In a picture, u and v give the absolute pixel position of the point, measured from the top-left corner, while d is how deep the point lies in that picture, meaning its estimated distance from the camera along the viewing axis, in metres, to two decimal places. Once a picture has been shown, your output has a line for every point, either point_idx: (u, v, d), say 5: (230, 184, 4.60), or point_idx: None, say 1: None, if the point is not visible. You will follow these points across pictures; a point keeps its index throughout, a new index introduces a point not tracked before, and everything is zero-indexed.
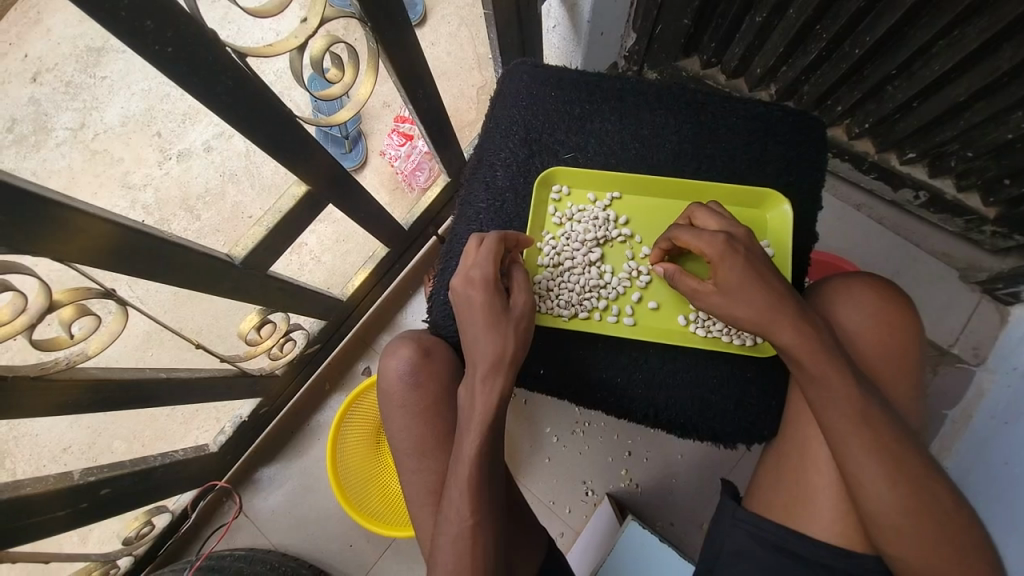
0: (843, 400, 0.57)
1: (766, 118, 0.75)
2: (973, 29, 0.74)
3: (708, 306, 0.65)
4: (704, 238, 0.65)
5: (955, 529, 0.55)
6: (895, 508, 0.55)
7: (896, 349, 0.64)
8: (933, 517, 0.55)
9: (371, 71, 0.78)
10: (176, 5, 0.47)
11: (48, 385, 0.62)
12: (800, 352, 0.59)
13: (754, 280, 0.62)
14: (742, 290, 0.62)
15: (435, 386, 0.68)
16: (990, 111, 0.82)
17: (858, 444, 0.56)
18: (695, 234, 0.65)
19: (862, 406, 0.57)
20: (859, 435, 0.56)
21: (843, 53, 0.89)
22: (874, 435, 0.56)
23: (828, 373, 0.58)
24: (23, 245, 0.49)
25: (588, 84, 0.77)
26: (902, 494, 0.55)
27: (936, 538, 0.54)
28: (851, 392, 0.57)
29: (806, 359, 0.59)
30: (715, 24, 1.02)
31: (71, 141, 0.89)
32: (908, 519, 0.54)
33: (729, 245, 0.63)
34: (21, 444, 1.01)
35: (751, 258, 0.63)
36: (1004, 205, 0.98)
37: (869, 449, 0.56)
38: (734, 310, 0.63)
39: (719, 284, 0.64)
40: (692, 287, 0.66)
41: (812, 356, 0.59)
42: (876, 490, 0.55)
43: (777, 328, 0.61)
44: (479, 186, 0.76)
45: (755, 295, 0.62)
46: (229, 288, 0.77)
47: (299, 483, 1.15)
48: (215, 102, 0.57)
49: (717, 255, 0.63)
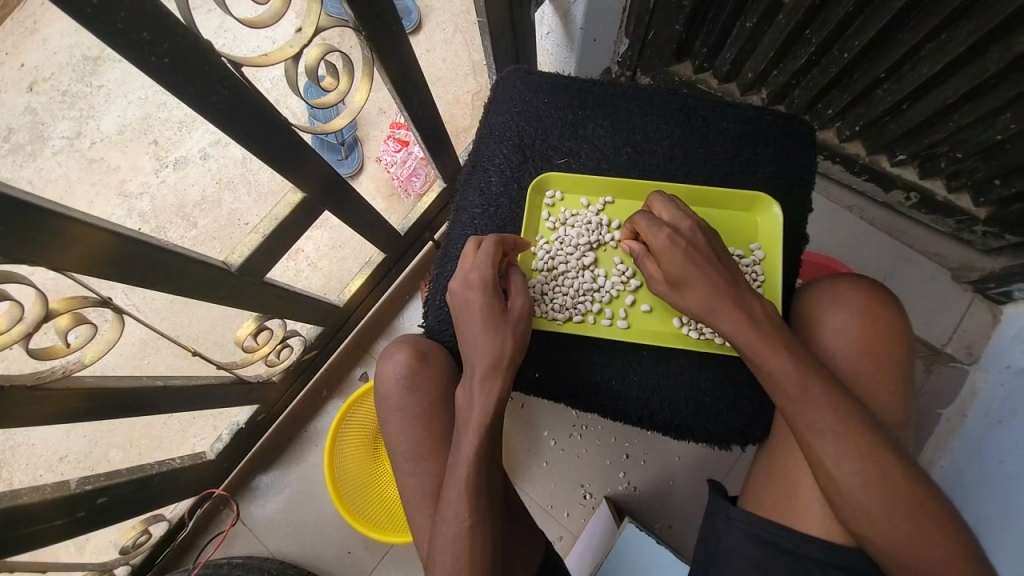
0: (791, 383, 0.58)
1: (756, 122, 0.76)
2: (959, 32, 0.75)
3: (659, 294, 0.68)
4: (654, 229, 0.66)
5: (935, 517, 0.54)
6: (872, 496, 0.55)
7: (871, 348, 0.64)
8: (913, 505, 0.54)
9: (366, 79, 0.79)
10: (171, 15, 0.48)
11: (45, 394, 0.62)
12: (740, 337, 0.61)
13: (691, 270, 0.64)
14: (686, 280, 0.64)
15: (431, 389, 0.68)
16: (978, 113, 0.84)
17: (829, 435, 0.56)
18: (649, 223, 0.67)
19: (808, 388, 0.57)
20: (821, 422, 0.56)
21: (832, 57, 0.90)
22: (850, 422, 0.56)
23: (770, 355, 0.59)
24: (20, 255, 0.50)
25: (580, 90, 0.78)
26: (878, 480, 0.55)
27: (915, 528, 0.54)
28: (800, 374, 0.58)
29: (744, 340, 0.61)
30: (706, 29, 1.03)
31: (67, 150, 0.97)
32: (885, 506, 0.54)
33: (672, 237, 0.65)
34: (18, 454, 1.03)
35: (694, 247, 0.65)
36: (994, 205, 0.99)
37: (838, 441, 0.56)
38: (680, 299, 0.65)
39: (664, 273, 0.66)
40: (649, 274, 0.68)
41: (752, 341, 0.60)
42: (850, 476, 0.55)
43: (718, 314, 0.63)
44: (473, 192, 0.77)
45: (696, 282, 0.64)
46: (226, 294, 0.77)
47: (297, 490, 1.15)
48: (211, 111, 0.57)
49: (660, 246, 0.65)
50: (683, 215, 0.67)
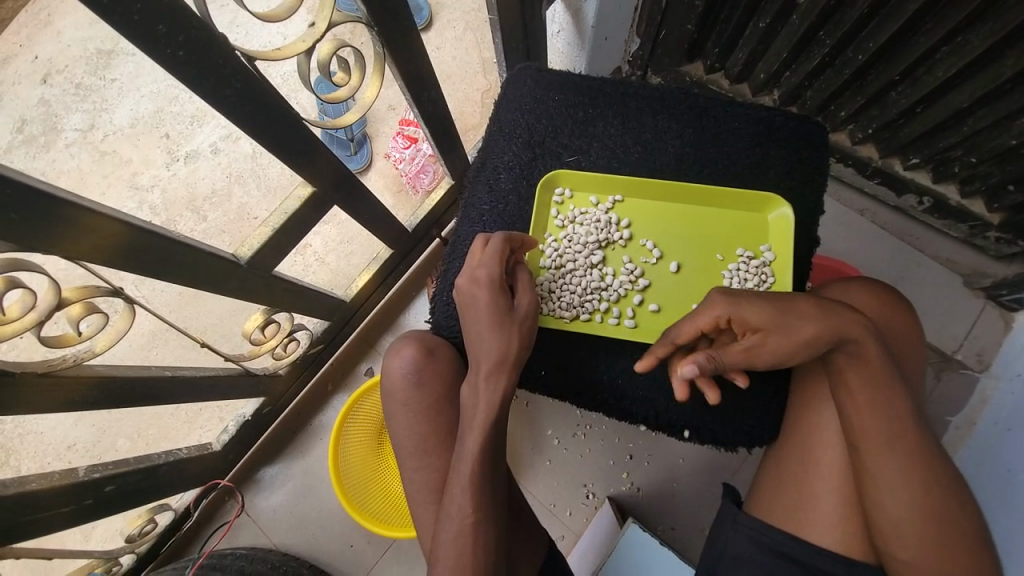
0: (885, 411, 0.56)
1: (768, 123, 0.75)
2: (976, 35, 0.74)
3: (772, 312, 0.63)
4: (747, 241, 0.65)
5: (969, 548, 0.55)
6: (919, 527, 0.55)
7: (915, 375, 0.64)
8: (950, 533, 0.55)
9: (377, 75, 0.79)
10: (187, 9, 0.48)
11: (56, 383, 0.63)
12: (845, 358, 0.59)
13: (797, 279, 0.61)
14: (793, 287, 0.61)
15: (438, 385, 0.68)
16: (994, 118, 0.82)
17: (901, 465, 0.55)
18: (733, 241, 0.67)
19: (898, 418, 0.56)
20: (893, 452, 0.56)
21: (845, 59, 0.89)
22: (909, 445, 0.56)
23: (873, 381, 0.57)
24: (35, 243, 0.50)
25: (591, 88, 0.78)
26: (925, 506, 0.55)
27: (951, 556, 0.54)
28: (896, 404, 0.57)
29: (857, 363, 0.58)
30: (718, 29, 1.02)
31: (80, 142, 1.01)
32: (925, 532, 0.55)
33: (763, 245, 0.63)
34: (26, 442, 1.05)
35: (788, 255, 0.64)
36: (1008, 211, 0.98)
37: (906, 473, 0.55)
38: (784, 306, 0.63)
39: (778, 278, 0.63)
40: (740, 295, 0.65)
41: (861, 365, 0.58)
42: (898, 499, 0.55)
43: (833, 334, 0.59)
44: (482, 189, 0.77)
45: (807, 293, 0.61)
46: (235, 287, 0.77)
47: (301, 483, 1.15)
48: (224, 105, 0.58)
49: None
50: None
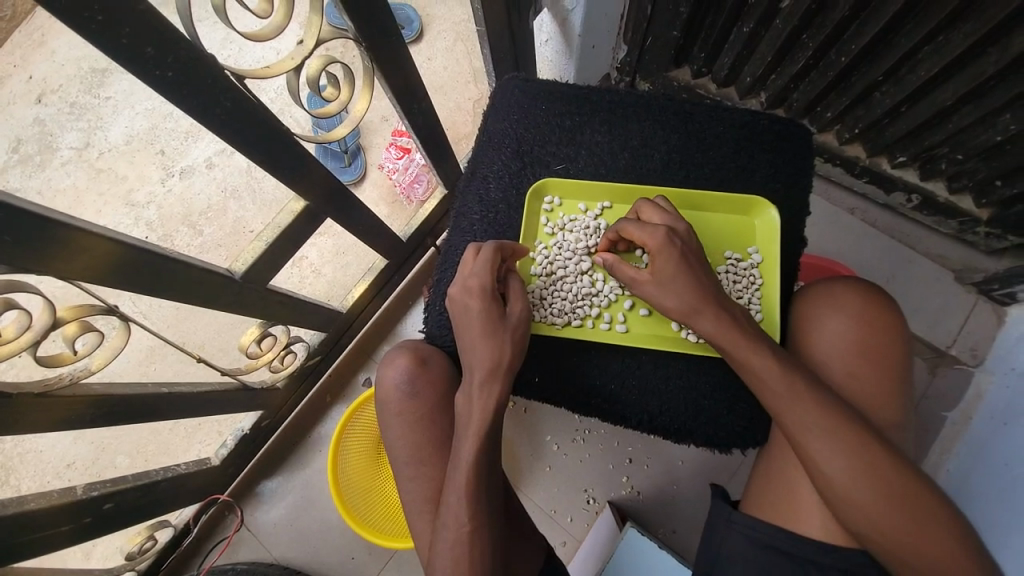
0: (774, 382, 0.59)
1: (752, 127, 0.76)
2: (957, 35, 0.75)
3: (643, 294, 0.67)
4: (647, 229, 0.66)
5: (929, 517, 0.54)
6: (862, 492, 0.54)
7: (868, 348, 0.64)
8: (911, 505, 0.54)
9: (366, 88, 0.80)
10: (177, 31, 0.49)
11: (52, 401, 0.63)
12: (721, 338, 0.62)
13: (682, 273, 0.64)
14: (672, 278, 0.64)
15: (432, 394, 0.69)
16: (977, 115, 0.84)
17: (817, 432, 0.56)
18: (641, 227, 0.66)
19: (792, 385, 0.58)
20: (802, 419, 0.57)
21: (829, 61, 0.90)
22: (839, 417, 0.56)
23: (750, 356, 0.60)
24: (29, 263, 0.51)
25: (578, 97, 0.79)
26: (870, 477, 0.55)
27: (914, 528, 0.53)
28: (783, 372, 0.59)
29: (727, 343, 0.62)
30: (704, 35, 1.04)
31: (76, 161, 1.03)
32: (878, 503, 0.54)
33: (669, 238, 0.65)
34: (26, 461, 1.04)
35: (688, 253, 0.65)
36: (996, 206, 0.99)
37: (827, 439, 0.56)
38: (661, 299, 0.65)
39: (654, 274, 0.65)
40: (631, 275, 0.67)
41: (735, 342, 0.61)
42: (837, 473, 0.55)
43: (700, 318, 0.63)
44: (473, 198, 0.77)
45: (682, 284, 0.64)
46: (230, 301, 0.78)
47: (300, 496, 1.15)
48: (216, 122, 0.59)
49: (657, 246, 0.65)
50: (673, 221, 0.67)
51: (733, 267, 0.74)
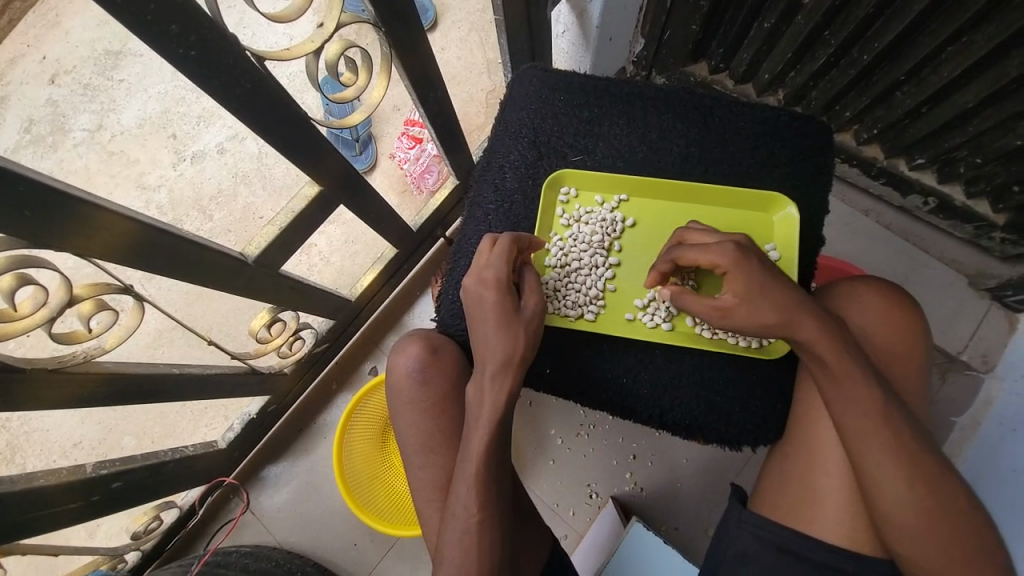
0: (861, 401, 0.57)
1: (773, 122, 0.75)
2: (981, 36, 0.74)
3: (730, 320, 0.63)
4: (710, 250, 0.65)
5: (959, 527, 0.54)
6: (915, 514, 0.54)
7: (906, 355, 0.64)
8: (940, 514, 0.54)
9: (383, 75, 0.79)
10: (199, 9, 0.49)
11: (66, 378, 0.63)
12: (820, 349, 0.59)
13: (768, 284, 0.62)
14: (761, 293, 0.62)
15: (443, 383, 0.68)
16: (999, 118, 0.82)
17: (888, 455, 0.55)
18: (700, 250, 0.65)
19: (876, 407, 0.57)
20: (871, 439, 0.56)
21: (850, 59, 0.89)
22: (897, 436, 0.56)
23: (847, 372, 0.58)
24: (46, 240, 0.51)
25: (596, 88, 0.78)
26: (921, 498, 0.55)
27: (943, 536, 0.54)
28: (869, 390, 0.57)
29: (827, 356, 0.59)
30: (723, 30, 1.03)
31: (89, 142, 1.04)
32: (927, 521, 0.54)
33: (740, 252, 0.64)
34: (32, 439, 1.07)
35: (764, 264, 0.64)
36: (1014, 211, 0.98)
37: (893, 462, 0.55)
38: (755, 317, 0.62)
39: (738, 293, 0.63)
40: (709, 305, 0.64)
41: (835, 355, 0.59)
42: (895, 493, 0.55)
43: (800, 325, 0.60)
44: (488, 188, 0.77)
45: (772, 293, 0.62)
46: (243, 285, 0.78)
47: (305, 481, 1.16)
48: (235, 104, 0.58)
49: (729, 263, 0.63)
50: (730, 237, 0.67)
51: None
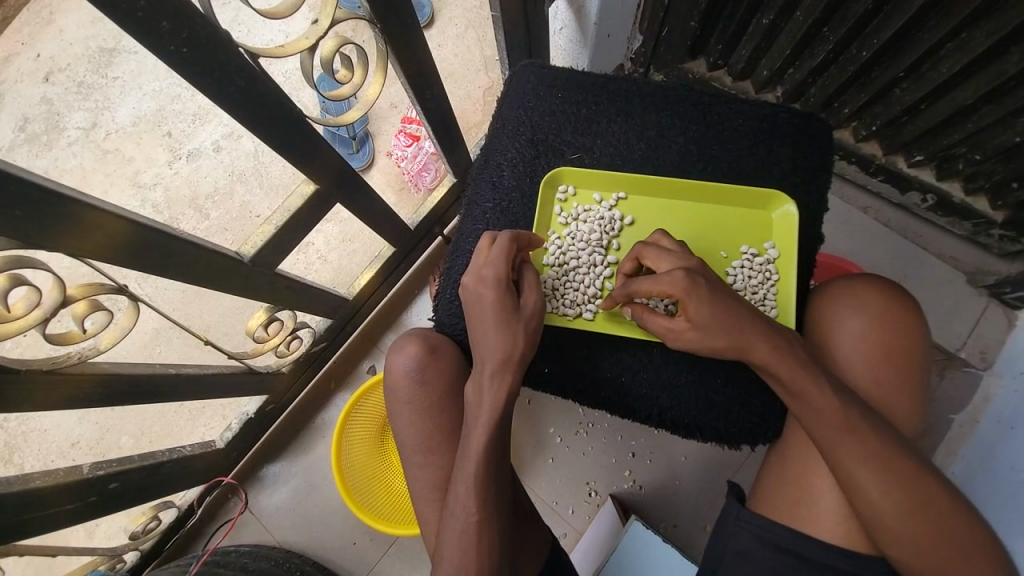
0: (827, 410, 0.57)
1: (772, 120, 0.75)
2: (980, 32, 0.74)
3: (685, 345, 0.63)
4: (662, 280, 0.63)
5: (954, 527, 0.55)
6: (900, 516, 0.54)
7: (896, 356, 0.64)
8: (935, 513, 0.55)
9: (379, 73, 0.78)
10: (190, 5, 0.48)
11: (60, 380, 0.63)
12: (774, 367, 0.60)
13: (715, 310, 0.61)
14: (713, 323, 0.61)
15: (442, 382, 0.68)
16: (997, 115, 0.82)
17: (866, 460, 0.55)
18: (653, 280, 0.63)
19: (844, 414, 0.57)
20: (846, 445, 0.56)
21: (849, 55, 0.89)
22: (874, 440, 0.56)
23: (804, 386, 0.58)
24: (39, 240, 0.50)
25: (594, 85, 0.78)
26: (905, 500, 0.55)
27: (937, 537, 0.54)
28: (833, 400, 0.57)
29: (782, 374, 0.59)
30: (721, 26, 1.02)
31: (83, 140, 1.03)
32: (912, 522, 0.54)
33: (692, 281, 0.61)
34: (30, 439, 1.07)
35: (714, 289, 0.62)
36: (1012, 208, 0.97)
37: (872, 466, 0.55)
38: (708, 344, 0.62)
39: (692, 321, 0.62)
40: (664, 326, 0.64)
41: (790, 372, 0.59)
42: (878, 496, 0.55)
43: (751, 348, 0.61)
44: (486, 186, 0.77)
45: (726, 322, 0.61)
46: (239, 285, 0.77)
47: (304, 480, 1.16)
48: (229, 101, 0.58)
49: (682, 293, 0.61)
50: (684, 258, 0.66)
51: (749, 261, 0.74)
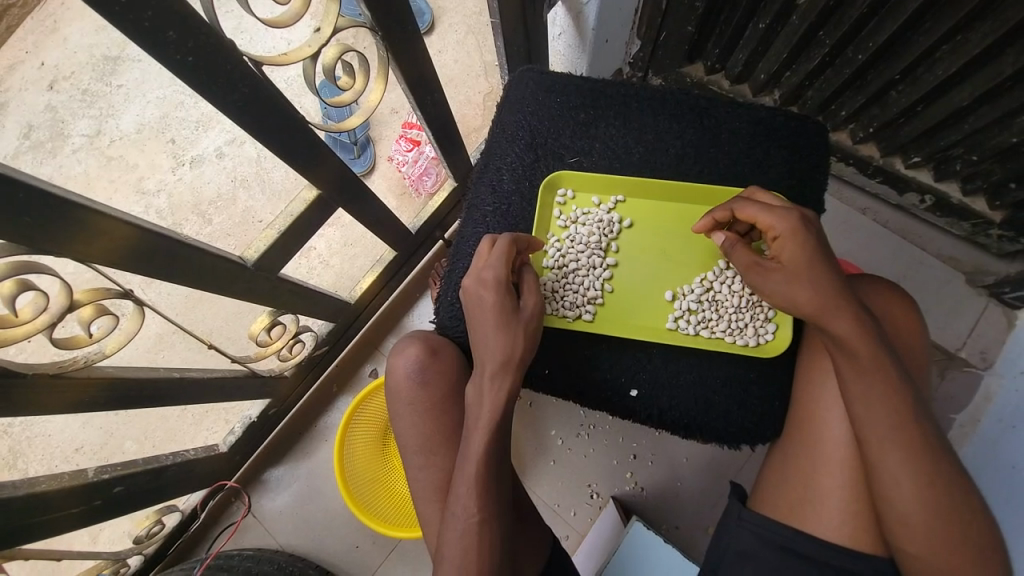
0: (886, 398, 0.57)
1: (769, 122, 0.76)
2: (975, 34, 0.74)
3: (766, 286, 0.66)
4: (776, 213, 0.65)
5: (971, 527, 0.55)
6: (928, 516, 0.55)
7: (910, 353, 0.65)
8: (947, 510, 0.55)
9: (381, 78, 0.80)
10: (196, 16, 0.49)
11: (67, 384, 0.64)
12: (853, 342, 0.59)
13: (814, 265, 0.62)
14: (806, 270, 0.62)
15: (442, 384, 0.69)
16: (994, 116, 0.83)
17: (905, 456, 0.55)
18: (765, 209, 0.65)
19: (896, 405, 0.56)
20: (892, 440, 0.56)
21: (845, 58, 0.90)
22: (915, 437, 0.56)
23: (872, 366, 0.58)
24: (45, 246, 0.51)
25: (592, 90, 0.79)
26: (932, 498, 0.55)
27: (949, 533, 0.55)
28: (892, 388, 0.57)
29: (856, 348, 0.58)
30: (719, 31, 1.03)
31: (87, 148, 1.05)
32: (938, 522, 0.55)
33: (804, 223, 0.64)
34: (34, 444, 1.07)
35: (820, 241, 0.63)
36: (1010, 208, 0.98)
37: (907, 463, 0.55)
38: (792, 293, 0.63)
39: (784, 261, 0.64)
40: (751, 260, 0.67)
41: (864, 349, 0.58)
42: (910, 494, 0.55)
43: (832, 318, 0.60)
44: (486, 190, 0.77)
45: (816, 272, 0.62)
46: (243, 289, 0.78)
47: (307, 484, 1.16)
48: (234, 109, 0.59)
49: (785, 231, 0.64)
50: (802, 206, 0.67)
51: None
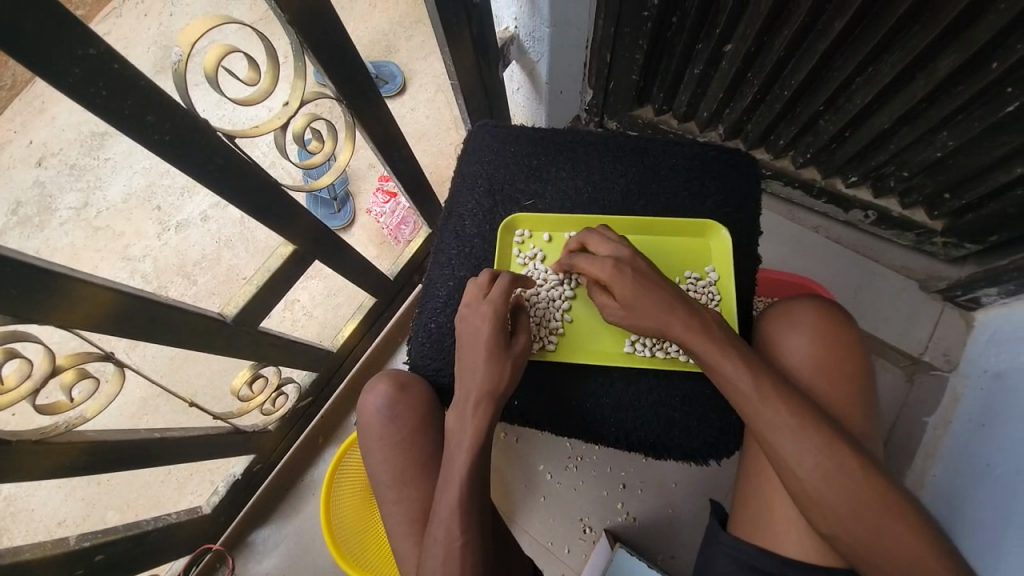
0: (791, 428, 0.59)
1: (702, 158, 0.83)
2: (885, 65, 0.82)
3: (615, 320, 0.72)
4: (596, 263, 0.72)
5: (921, 541, 0.57)
6: (868, 532, 0.57)
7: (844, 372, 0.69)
8: (890, 529, 0.56)
9: (349, 140, 0.87)
10: (174, 101, 0.55)
11: (47, 448, 0.64)
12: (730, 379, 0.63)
13: (649, 299, 0.69)
14: (636, 303, 0.69)
15: (412, 417, 0.71)
16: (913, 135, 0.91)
17: (829, 479, 0.57)
18: (589, 258, 0.72)
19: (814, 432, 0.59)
20: (819, 466, 0.58)
21: (774, 95, 0.99)
22: (841, 460, 0.58)
23: (767, 398, 0.61)
24: (31, 314, 0.55)
25: (543, 139, 0.86)
26: (874, 514, 0.57)
27: (894, 551, 0.56)
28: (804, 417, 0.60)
29: (741, 385, 0.63)
30: (661, 77, 1.13)
31: (74, 220, 1.09)
32: (878, 540, 0.56)
33: (618, 265, 0.70)
34: (18, 519, 1.04)
35: (641, 277, 0.70)
36: (948, 217, 1.04)
37: (837, 487, 0.57)
38: (634, 323, 0.70)
39: (620, 300, 0.71)
40: (603, 302, 0.73)
41: (750, 384, 0.62)
42: (846, 514, 0.57)
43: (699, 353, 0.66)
44: (450, 236, 0.83)
45: (650, 304, 0.69)
46: (223, 344, 0.81)
47: (294, 542, 1.14)
48: (208, 177, 0.63)
49: (607, 276, 0.70)
50: (622, 247, 0.73)
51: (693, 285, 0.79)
